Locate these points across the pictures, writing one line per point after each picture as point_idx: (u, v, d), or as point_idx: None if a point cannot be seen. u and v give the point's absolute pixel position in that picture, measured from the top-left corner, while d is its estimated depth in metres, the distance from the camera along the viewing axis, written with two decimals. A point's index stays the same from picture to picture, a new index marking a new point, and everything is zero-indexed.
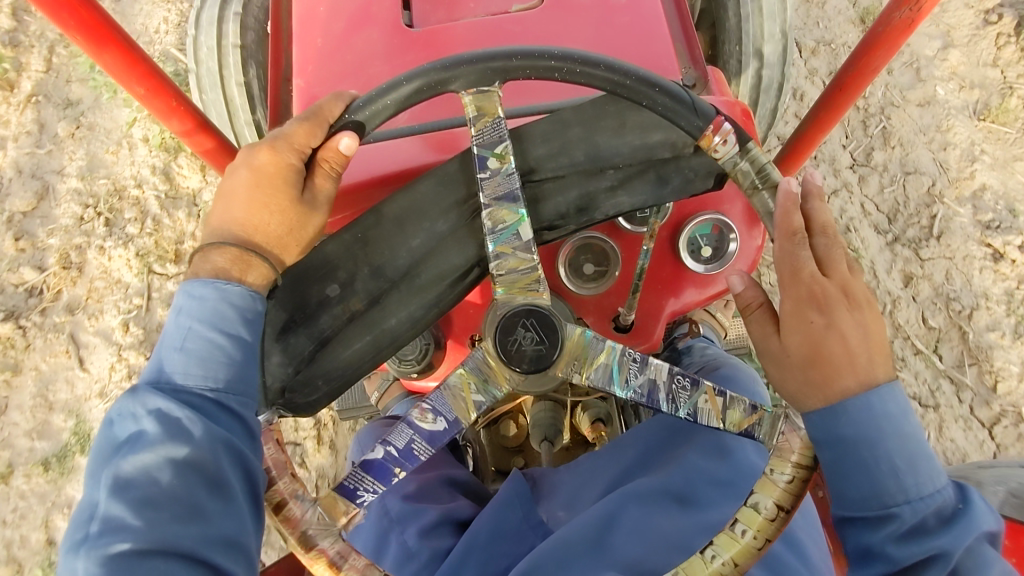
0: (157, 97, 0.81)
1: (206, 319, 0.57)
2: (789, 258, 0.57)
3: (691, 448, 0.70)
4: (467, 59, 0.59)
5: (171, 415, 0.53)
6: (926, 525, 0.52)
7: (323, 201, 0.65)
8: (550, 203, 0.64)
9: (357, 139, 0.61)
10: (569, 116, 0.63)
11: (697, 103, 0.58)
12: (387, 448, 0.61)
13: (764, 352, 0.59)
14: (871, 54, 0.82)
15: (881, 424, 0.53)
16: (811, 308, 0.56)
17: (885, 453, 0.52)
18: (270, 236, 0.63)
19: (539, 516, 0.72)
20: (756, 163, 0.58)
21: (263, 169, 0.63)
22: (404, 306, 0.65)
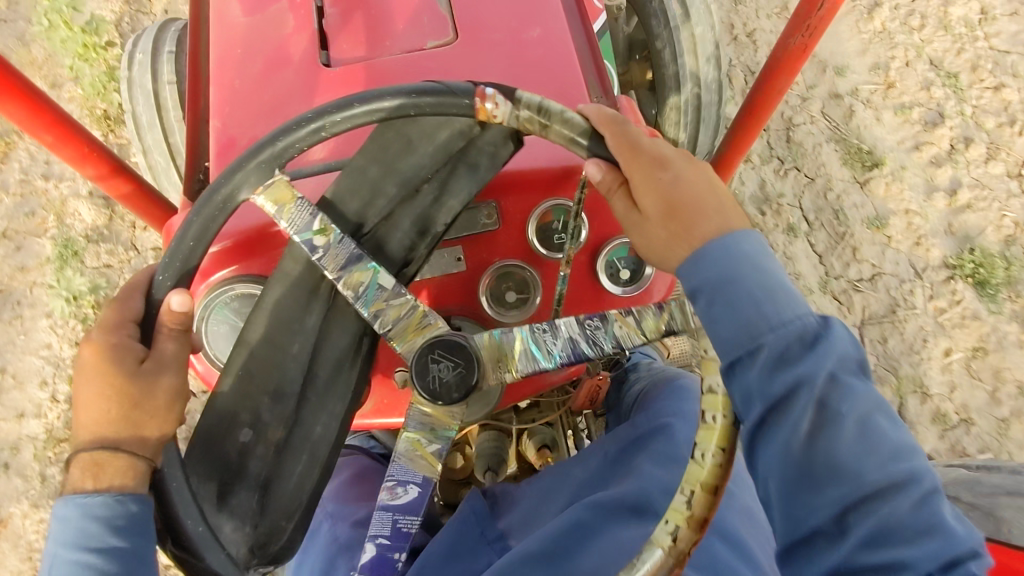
0: (67, 143, 0.85)
1: (70, 540, 0.53)
2: (620, 135, 0.61)
3: (646, 458, 0.72)
4: (238, 164, 0.60)
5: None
6: (794, 352, 0.52)
7: (168, 360, 0.59)
8: (393, 242, 0.65)
9: (188, 291, 0.58)
10: (362, 161, 0.65)
11: (453, 86, 0.60)
12: (377, 541, 0.62)
13: (631, 225, 0.64)
14: (775, 76, 0.96)
15: (736, 261, 0.55)
16: (656, 169, 0.61)
17: (744, 288, 0.54)
18: (114, 420, 0.56)
19: (496, 531, 0.75)
20: (533, 106, 0.60)
21: (84, 363, 0.57)
22: (322, 409, 0.64)
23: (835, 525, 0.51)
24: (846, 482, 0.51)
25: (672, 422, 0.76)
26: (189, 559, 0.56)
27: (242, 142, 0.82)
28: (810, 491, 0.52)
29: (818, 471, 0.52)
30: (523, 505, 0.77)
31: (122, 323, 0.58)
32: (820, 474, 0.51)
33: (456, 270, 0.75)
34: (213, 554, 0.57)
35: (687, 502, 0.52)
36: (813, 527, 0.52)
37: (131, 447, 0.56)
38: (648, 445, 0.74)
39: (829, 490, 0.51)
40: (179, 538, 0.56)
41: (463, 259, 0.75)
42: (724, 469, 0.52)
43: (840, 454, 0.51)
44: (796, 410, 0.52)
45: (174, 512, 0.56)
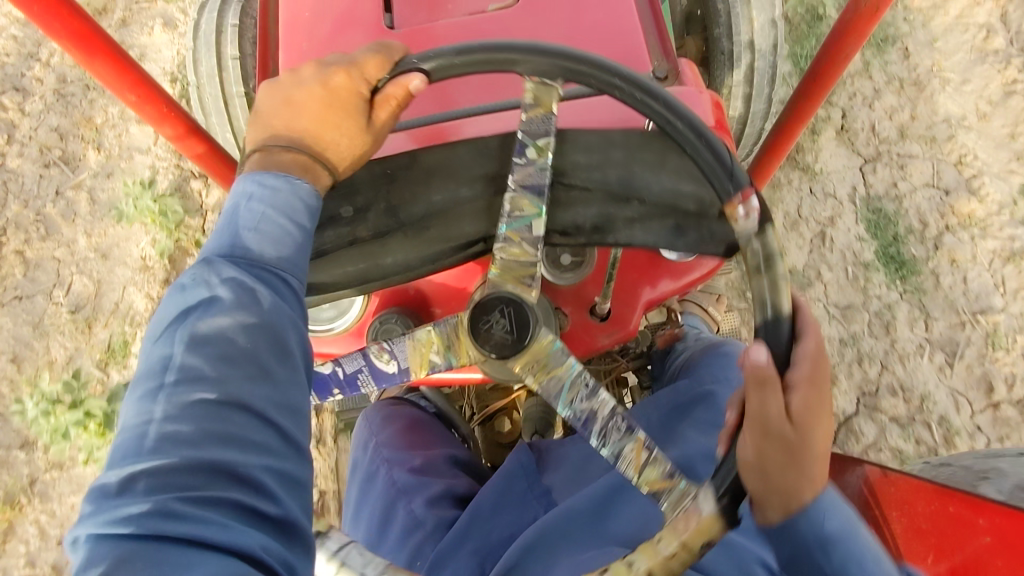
0: (148, 104, 0.93)
1: (278, 206, 0.57)
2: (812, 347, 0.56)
3: (690, 426, 0.79)
4: (542, 48, 0.60)
5: (245, 283, 0.54)
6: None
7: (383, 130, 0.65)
8: (569, 211, 0.66)
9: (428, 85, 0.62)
10: (616, 138, 0.64)
11: (734, 168, 0.58)
12: (335, 368, 0.70)
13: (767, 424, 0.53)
14: (843, 39, 0.89)
15: (850, 527, 0.57)
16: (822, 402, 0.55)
17: (857, 549, 0.57)
18: (335, 150, 0.62)
19: (543, 484, 0.80)
20: (768, 248, 0.56)
21: (334, 89, 0.63)
22: (404, 250, 0.68)
23: None
24: None
25: (713, 389, 0.82)
26: None
27: None
28: None
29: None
30: (568, 464, 0.81)
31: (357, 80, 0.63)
32: None
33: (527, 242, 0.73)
34: None
35: None
36: None
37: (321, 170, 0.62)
38: (692, 411, 0.81)
39: None
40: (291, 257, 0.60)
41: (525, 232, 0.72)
42: None
43: None
44: None
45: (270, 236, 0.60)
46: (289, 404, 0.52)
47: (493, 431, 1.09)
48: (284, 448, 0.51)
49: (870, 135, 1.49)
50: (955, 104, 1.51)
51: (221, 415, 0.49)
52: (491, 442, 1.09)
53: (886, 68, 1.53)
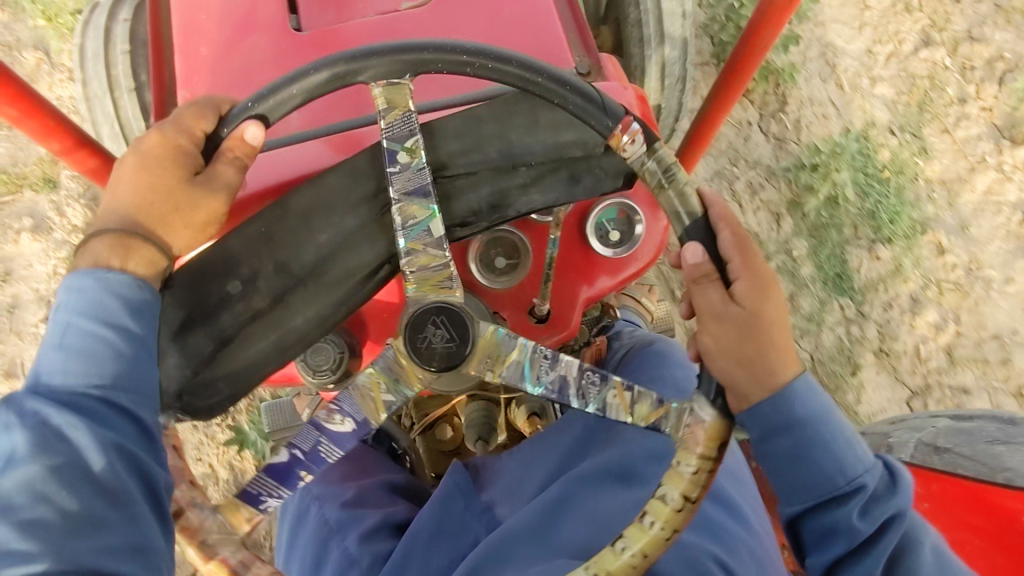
0: (30, 118, 0.79)
1: (90, 312, 0.52)
2: (737, 238, 0.61)
3: (629, 429, 0.75)
4: (376, 49, 0.57)
5: (50, 421, 0.48)
6: (874, 499, 0.60)
7: (221, 185, 0.61)
8: (461, 201, 0.64)
9: (265, 130, 0.59)
10: (482, 113, 0.63)
11: (606, 102, 0.59)
12: (292, 451, 0.60)
13: (716, 317, 0.62)
14: (756, 34, 0.87)
15: (829, 416, 0.60)
16: (764, 285, 0.62)
17: (835, 426, 0.60)
18: (152, 213, 0.59)
19: (482, 505, 0.76)
20: (663, 163, 0.59)
21: (150, 152, 0.60)
22: (311, 304, 0.62)
23: None
24: None
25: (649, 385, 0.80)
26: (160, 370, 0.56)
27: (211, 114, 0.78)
28: None
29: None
30: (503, 478, 0.80)
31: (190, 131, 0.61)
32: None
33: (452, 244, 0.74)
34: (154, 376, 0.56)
35: None
36: None
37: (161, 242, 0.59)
38: (631, 413, 0.78)
39: None
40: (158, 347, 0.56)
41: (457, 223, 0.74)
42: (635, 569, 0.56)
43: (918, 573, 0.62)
44: (886, 538, 0.61)
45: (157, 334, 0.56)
46: (135, 544, 0.48)
47: (437, 439, 1.01)
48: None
49: (914, 361, 1.43)
50: (1006, 312, 1.47)
51: None
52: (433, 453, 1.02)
53: (919, 267, 1.47)
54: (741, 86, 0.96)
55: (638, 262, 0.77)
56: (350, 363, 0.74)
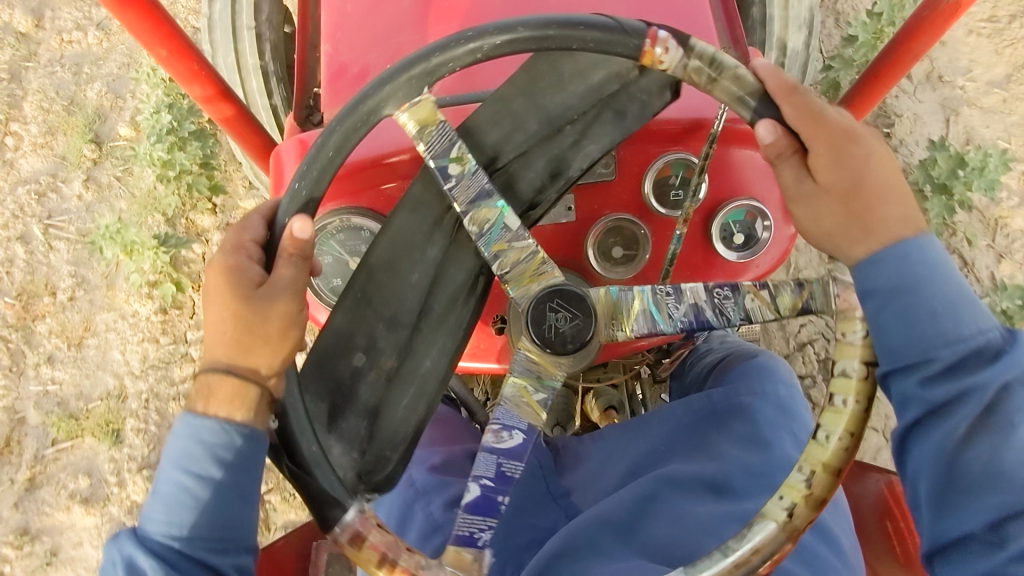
0: (178, 59, 0.89)
1: (177, 459, 0.55)
2: (801, 105, 0.58)
3: (724, 438, 0.71)
4: (388, 76, 0.56)
5: (139, 568, 0.53)
6: (965, 364, 0.54)
7: (283, 286, 0.57)
8: (524, 181, 0.62)
9: (310, 218, 0.56)
10: (508, 91, 0.61)
11: (624, 25, 0.56)
12: (480, 482, 0.59)
13: (795, 197, 0.62)
14: (914, 40, 0.91)
15: (919, 269, 0.55)
16: (848, 143, 0.59)
17: (926, 298, 0.54)
18: (228, 344, 0.57)
19: (562, 487, 0.76)
20: (706, 57, 0.56)
21: (210, 284, 0.58)
22: (433, 343, 0.62)
23: (989, 532, 0.54)
24: (1011, 490, 0.54)
25: (748, 401, 0.73)
26: (300, 475, 0.55)
27: (353, 69, 0.83)
28: (967, 494, 0.55)
29: (969, 471, 0.54)
30: (590, 460, 0.78)
31: (242, 245, 0.59)
32: (973, 477, 0.54)
33: (567, 219, 0.73)
34: (324, 474, 0.55)
35: (805, 482, 0.53)
36: (966, 531, 0.55)
37: (243, 370, 0.56)
38: (727, 423, 0.72)
39: (987, 495, 0.54)
40: (294, 454, 0.55)
41: (574, 208, 0.73)
42: (848, 452, 0.54)
43: (1003, 462, 0.54)
44: (959, 414, 0.54)
45: (289, 426, 0.56)
46: None
47: None
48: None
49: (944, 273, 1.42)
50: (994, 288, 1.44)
51: None
52: None
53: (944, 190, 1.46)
54: (886, 91, 0.99)
55: (758, 270, 0.76)
56: None
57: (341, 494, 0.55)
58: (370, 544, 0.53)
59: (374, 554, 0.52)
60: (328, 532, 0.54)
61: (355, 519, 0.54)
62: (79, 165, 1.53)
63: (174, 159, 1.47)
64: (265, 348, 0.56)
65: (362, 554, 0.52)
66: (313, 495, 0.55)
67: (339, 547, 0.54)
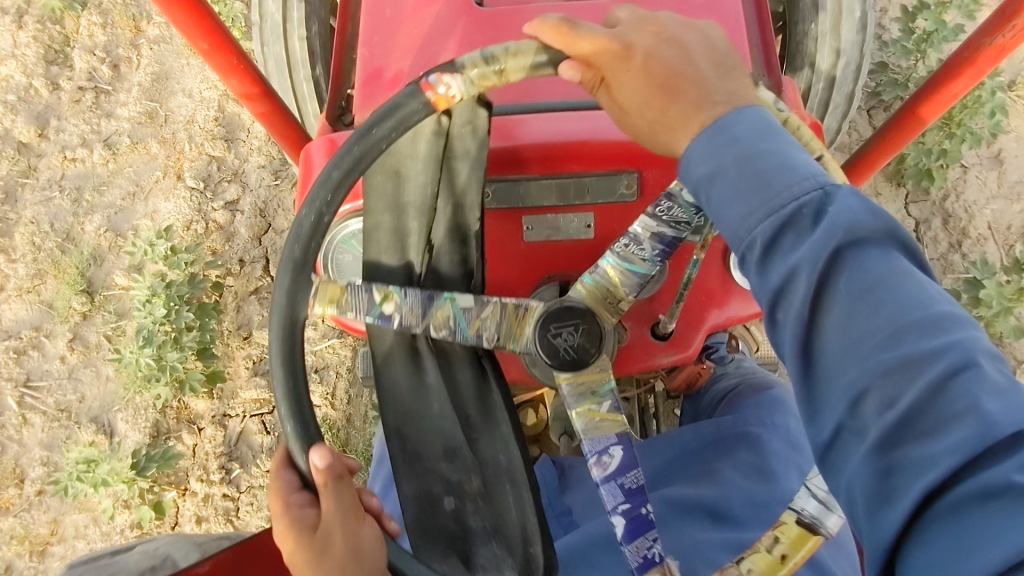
0: (218, 53, 0.88)
1: None
2: (581, 40, 0.58)
3: (729, 466, 0.73)
4: (276, 289, 0.59)
5: None
6: (784, 232, 0.46)
7: (336, 522, 0.54)
8: (446, 263, 0.65)
9: (322, 449, 0.56)
10: (371, 213, 0.63)
11: (400, 97, 0.59)
12: (620, 511, 0.59)
13: (622, 122, 0.62)
14: (952, 83, 0.84)
15: (732, 146, 0.51)
16: (620, 59, 0.58)
17: (733, 172, 0.50)
18: None
19: (564, 505, 0.78)
20: (479, 62, 0.58)
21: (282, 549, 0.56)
22: (494, 439, 0.65)
23: (851, 419, 0.42)
24: (865, 369, 0.42)
25: (759, 430, 0.77)
26: None
27: (388, 71, 0.81)
28: (824, 384, 0.44)
29: (822, 352, 0.44)
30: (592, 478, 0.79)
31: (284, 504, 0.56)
32: (829, 362, 0.44)
33: (586, 237, 0.71)
34: None
35: None
36: (834, 426, 0.43)
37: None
38: (733, 450, 0.75)
39: (846, 376, 0.43)
40: None
41: (593, 228, 0.71)
42: None
43: (851, 338, 0.43)
44: (799, 290, 0.44)
45: None
46: None
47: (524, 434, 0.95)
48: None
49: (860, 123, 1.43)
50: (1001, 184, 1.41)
51: None
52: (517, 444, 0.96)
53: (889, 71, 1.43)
54: (908, 136, 0.91)
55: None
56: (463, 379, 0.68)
57: None
58: None
59: None
60: None
61: None
62: (66, 319, 1.51)
63: (164, 362, 1.42)
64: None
65: None
66: None
67: None
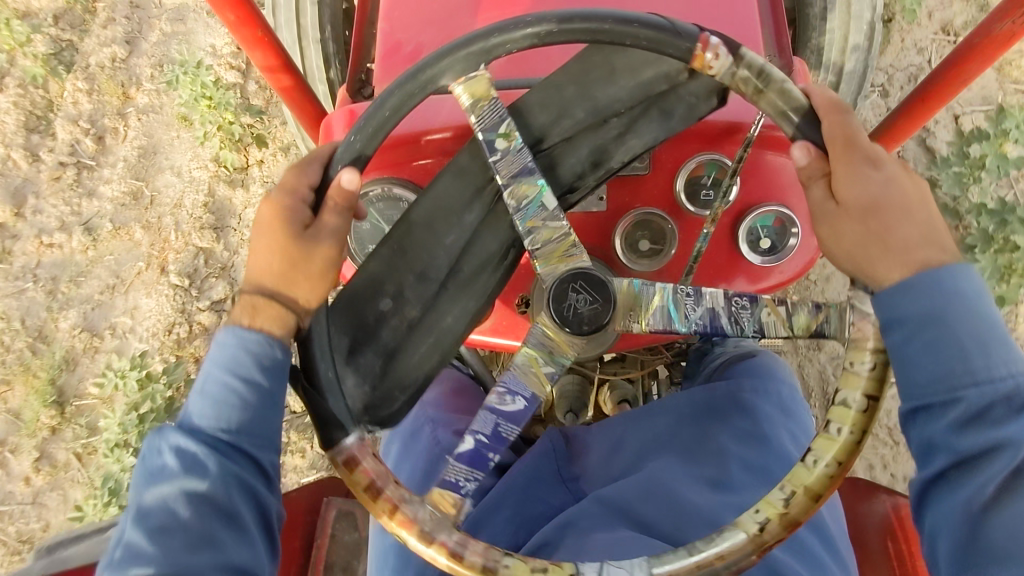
0: (245, 24, 0.95)
1: (223, 364, 0.59)
2: (840, 125, 0.58)
3: (724, 432, 0.73)
4: (449, 50, 0.61)
5: (184, 455, 0.57)
6: (993, 408, 0.50)
7: (328, 233, 0.64)
8: (565, 165, 0.66)
9: (359, 173, 0.62)
10: (560, 77, 0.65)
11: (678, 27, 0.58)
12: (476, 437, 0.62)
13: (820, 215, 0.60)
14: (963, 64, 0.89)
15: (955, 301, 0.52)
16: (868, 165, 0.57)
17: (954, 332, 0.51)
18: (274, 273, 0.62)
19: (572, 471, 0.77)
20: (755, 67, 0.58)
21: (263, 220, 0.64)
22: (455, 303, 0.67)
23: None
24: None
25: (753, 399, 0.76)
26: (312, 395, 0.60)
27: (408, 47, 0.89)
28: (996, 563, 0.50)
29: (992, 541, 0.50)
30: (599, 444, 0.80)
31: (298, 188, 0.64)
32: (998, 546, 0.50)
33: (597, 210, 0.78)
34: (335, 400, 0.60)
35: (784, 500, 0.54)
36: None
37: (286, 300, 0.62)
38: (727, 417, 0.75)
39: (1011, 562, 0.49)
40: (311, 377, 0.61)
41: (604, 201, 0.78)
42: (833, 480, 0.54)
43: None
44: (989, 471, 0.50)
45: (312, 355, 0.61)
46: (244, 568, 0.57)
47: None
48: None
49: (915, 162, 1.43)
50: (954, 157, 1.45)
51: None
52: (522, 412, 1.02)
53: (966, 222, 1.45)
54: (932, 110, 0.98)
55: (781, 275, 0.80)
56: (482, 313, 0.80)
57: (346, 420, 0.60)
58: (362, 469, 0.58)
59: (364, 478, 0.58)
60: (328, 450, 0.59)
61: (354, 444, 0.59)
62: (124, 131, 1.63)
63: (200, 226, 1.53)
64: (305, 283, 0.62)
65: (353, 476, 0.58)
66: (320, 416, 0.60)
67: (336, 467, 0.59)
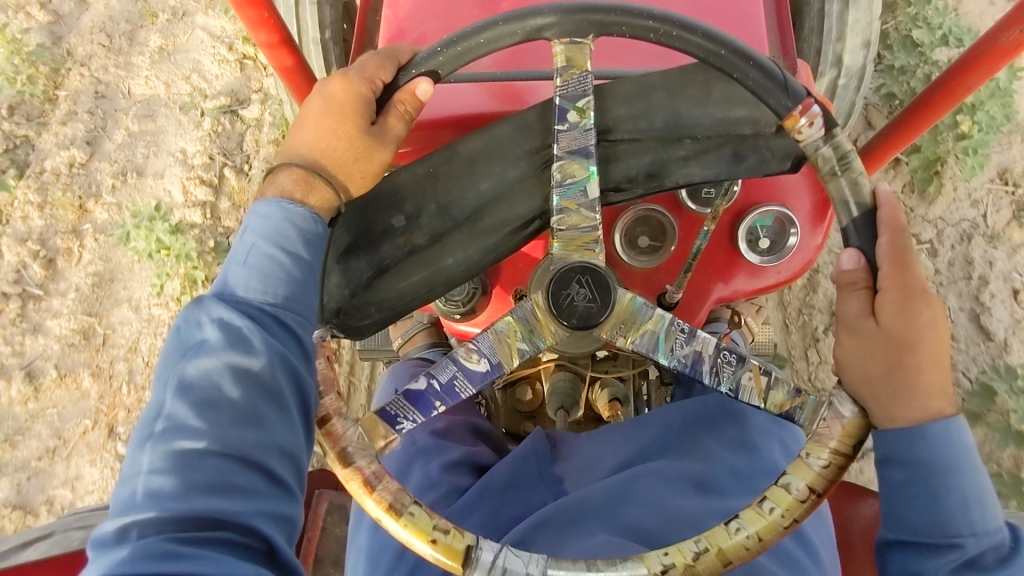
0: (249, 6, 0.88)
1: (270, 236, 0.56)
2: (896, 245, 0.56)
3: (713, 440, 0.73)
4: (564, 7, 0.58)
5: (228, 329, 0.52)
6: (986, 555, 0.52)
7: (390, 138, 0.63)
8: (622, 164, 0.65)
9: (434, 87, 0.61)
10: (656, 81, 0.64)
11: (788, 82, 0.58)
12: (430, 381, 0.61)
13: (850, 327, 0.58)
14: (964, 74, 0.83)
15: (968, 457, 0.54)
16: (918, 300, 0.55)
17: (961, 485, 0.53)
18: (336, 159, 0.61)
19: (554, 474, 0.75)
20: (839, 150, 0.57)
21: (333, 97, 0.61)
22: (463, 248, 0.66)
23: None
24: None
25: (744, 409, 0.75)
26: None
27: (411, 35, 0.85)
28: None
29: None
30: (579, 454, 0.77)
31: (376, 80, 0.62)
32: None
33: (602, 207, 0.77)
34: None
35: (694, 552, 0.54)
36: None
37: (338, 187, 0.61)
38: (716, 427, 0.74)
39: None
40: None
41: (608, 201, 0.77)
42: (749, 552, 0.54)
43: None
44: None
45: None
46: (283, 449, 0.51)
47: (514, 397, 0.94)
48: (271, 492, 0.50)
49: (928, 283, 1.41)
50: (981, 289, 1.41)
51: (222, 467, 0.48)
52: (511, 411, 0.95)
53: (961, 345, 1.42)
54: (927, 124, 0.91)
55: (779, 275, 0.80)
56: (477, 298, 0.78)
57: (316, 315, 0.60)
58: None
59: None
60: None
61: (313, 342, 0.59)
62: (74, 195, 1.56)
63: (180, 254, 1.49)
64: (361, 179, 0.62)
65: None
66: None
67: None
